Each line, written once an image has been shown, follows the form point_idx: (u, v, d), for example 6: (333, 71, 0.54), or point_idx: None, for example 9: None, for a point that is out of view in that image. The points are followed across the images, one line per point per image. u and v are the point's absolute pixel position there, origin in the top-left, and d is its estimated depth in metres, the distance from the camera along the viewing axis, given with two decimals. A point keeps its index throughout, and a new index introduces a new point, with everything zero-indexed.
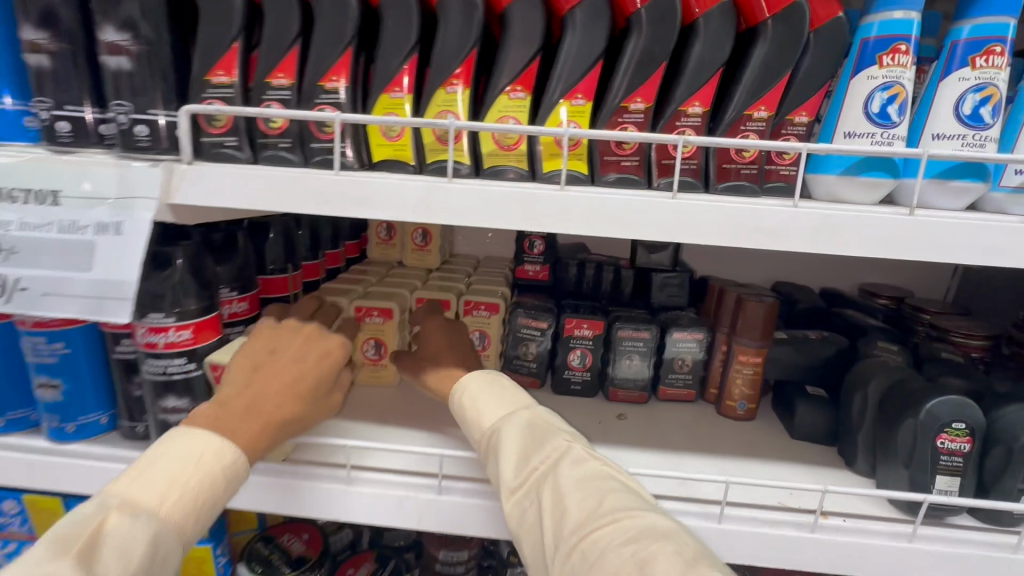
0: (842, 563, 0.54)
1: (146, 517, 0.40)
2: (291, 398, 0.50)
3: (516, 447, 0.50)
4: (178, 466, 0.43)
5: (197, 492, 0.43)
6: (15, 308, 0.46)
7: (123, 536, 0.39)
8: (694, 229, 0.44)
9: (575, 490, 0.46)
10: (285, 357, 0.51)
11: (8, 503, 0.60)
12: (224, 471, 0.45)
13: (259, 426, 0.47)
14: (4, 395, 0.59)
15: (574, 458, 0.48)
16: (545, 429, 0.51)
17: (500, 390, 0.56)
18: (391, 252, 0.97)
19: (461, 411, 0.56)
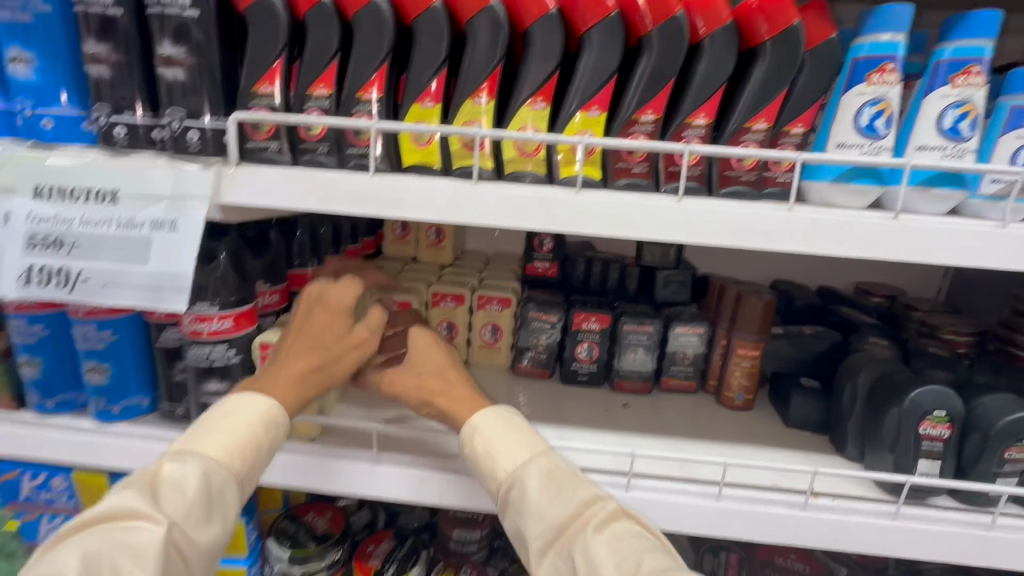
0: (830, 539, 0.58)
1: (195, 459, 0.47)
2: (301, 348, 0.56)
3: (541, 501, 0.49)
4: (220, 419, 0.50)
5: (237, 436, 0.50)
6: (77, 297, 0.50)
7: (177, 473, 0.45)
8: (698, 230, 0.49)
9: (610, 553, 0.45)
10: (295, 319, 0.58)
11: (57, 478, 0.65)
12: (259, 417, 0.51)
13: (279, 378, 0.54)
14: (54, 378, 0.63)
15: (604, 517, 0.48)
16: (569, 477, 0.51)
17: (512, 429, 0.55)
18: (406, 249, 1.02)
19: (476, 457, 0.54)
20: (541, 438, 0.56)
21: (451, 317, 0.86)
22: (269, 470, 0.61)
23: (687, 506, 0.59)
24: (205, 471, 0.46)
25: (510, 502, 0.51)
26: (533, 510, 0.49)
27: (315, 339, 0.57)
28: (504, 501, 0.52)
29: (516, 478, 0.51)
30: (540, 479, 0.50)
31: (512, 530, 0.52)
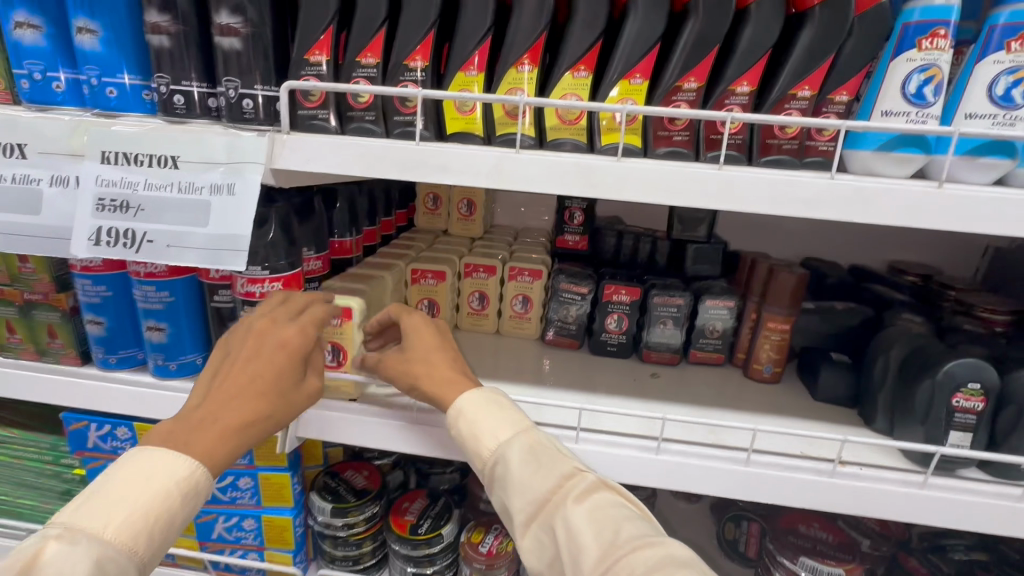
0: (855, 506, 0.60)
1: (88, 542, 0.41)
2: (246, 398, 0.49)
3: (524, 477, 0.51)
4: (127, 486, 0.44)
5: (148, 509, 0.44)
6: (143, 257, 0.54)
7: (61, 560, 0.39)
8: (738, 198, 0.49)
9: (588, 523, 0.47)
10: (240, 357, 0.52)
11: (121, 429, 0.70)
12: (178, 484, 0.45)
13: (214, 432, 0.48)
14: (116, 336, 0.67)
15: (583, 489, 0.50)
16: (550, 456, 0.53)
17: (498, 408, 0.56)
18: (437, 222, 1.04)
19: (462, 436, 0.56)
20: (526, 415, 0.57)
21: (482, 288, 0.88)
22: (315, 426, 0.65)
23: (713, 471, 0.61)
24: (98, 559, 0.41)
25: (495, 478, 0.53)
26: (515, 483, 0.51)
27: (264, 384, 0.50)
28: (490, 478, 0.54)
29: (501, 455, 0.53)
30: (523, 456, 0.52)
31: (497, 503, 0.54)
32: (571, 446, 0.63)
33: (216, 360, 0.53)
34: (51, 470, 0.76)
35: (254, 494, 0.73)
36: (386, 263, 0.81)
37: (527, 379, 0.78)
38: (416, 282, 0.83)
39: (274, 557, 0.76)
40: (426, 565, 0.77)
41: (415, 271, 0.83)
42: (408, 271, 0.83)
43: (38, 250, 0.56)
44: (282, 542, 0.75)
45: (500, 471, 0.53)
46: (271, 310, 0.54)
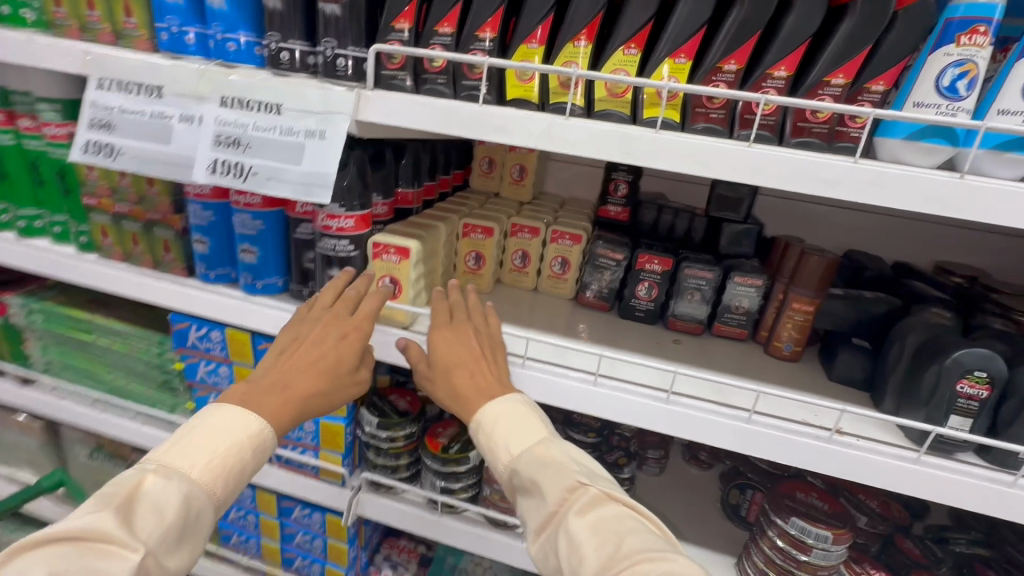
0: (847, 471, 0.65)
1: (179, 478, 0.52)
2: (312, 374, 0.62)
3: (534, 486, 0.58)
4: (209, 436, 0.56)
5: (226, 455, 0.56)
6: (248, 187, 0.65)
7: (158, 492, 0.51)
8: (762, 174, 0.54)
9: (591, 536, 0.52)
10: (308, 341, 0.64)
11: (215, 333, 0.84)
12: (249, 439, 0.57)
13: (283, 398, 0.60)
14: (216, 255, 0.80)
15: (587, 502, 0.55)
16: (558, 464, 0.58)
17: (515, 419, 0.63)
18: (490, 184, 1.12)
19: (483, 446, 0.64)
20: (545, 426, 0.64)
21: (525, 247, 0.97)
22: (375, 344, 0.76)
23: (715, 425, 0.67)
24: (188, 494, 0.52)
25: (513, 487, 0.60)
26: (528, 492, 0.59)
27: (323, 367, 0.63)
28: (509, 485, 0.62)
29: (514, 467, 0.60)
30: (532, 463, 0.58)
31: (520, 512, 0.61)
32: (588, 389, 0.70)
33: (286, 341, 0.65)
34: (156, 363, 0.92)
35: None
36: (441, 215, 0.90)
37: (556, 331, 0.86)
38: (466, 235, 0.92)
39: (327, 457, 0.88)
40: (453, 481, 0.88)
41: (466, 225, 0.92)
42: (460, 224, 0.92)
43: (163, 174, 0.68)
44: (334, 445, 0.87)
45: (517, 478, 0.60)
46: (339, 302, 0.66)
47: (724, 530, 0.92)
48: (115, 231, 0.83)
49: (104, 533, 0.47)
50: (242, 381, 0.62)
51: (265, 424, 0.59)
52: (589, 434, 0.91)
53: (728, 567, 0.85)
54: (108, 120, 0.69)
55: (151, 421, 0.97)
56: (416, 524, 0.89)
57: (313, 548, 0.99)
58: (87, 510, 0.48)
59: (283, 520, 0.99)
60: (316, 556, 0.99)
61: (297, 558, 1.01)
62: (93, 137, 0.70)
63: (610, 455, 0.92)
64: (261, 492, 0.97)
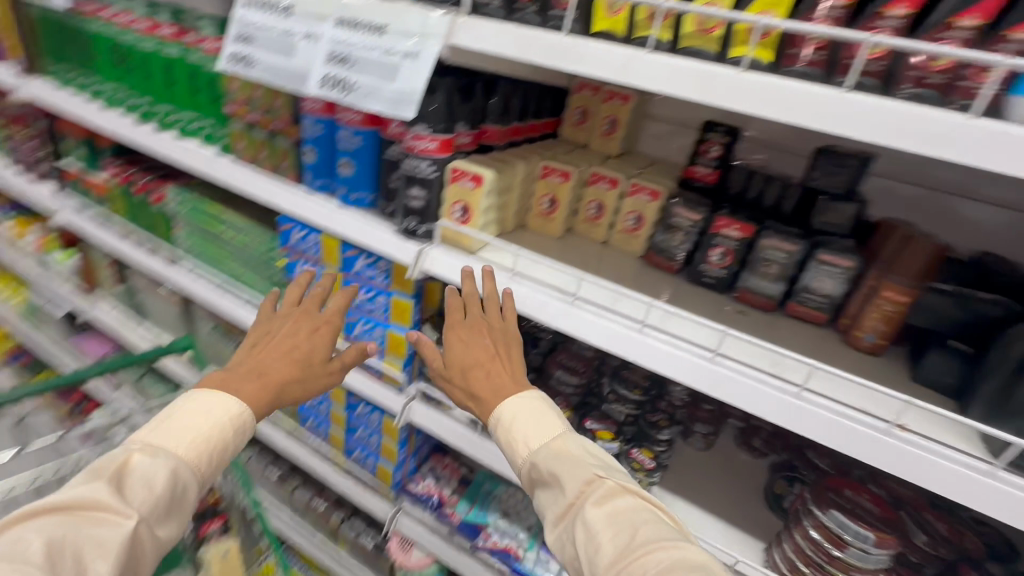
0: (901, 469, 0.59)
1: (166, 455, 0.59)
2: (285, 361, 0.73)
3: (551, 476, 0.64)
4: (193, 418, 0.63)
5: (210, 434, 0.63)
6: (349, 101, 0.72)
7: (147, 468, 0.57)
8: (853, 124, 0.50)
9: (607, 526, 0.57)
10: (279, 335, 0.76)
11: (313, 237, 0.96)
12: (231, 421, 0.65)
13: (261, 381, 0.69)
14: (321, 167, 0.91)
15: (604, 494, 0.60)
16: (572, 458, 0.64)
17: (535, 414, 0.69)
18: (580, 135, 1.11)
19: (503, 438, 0.70)
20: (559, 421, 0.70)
21: (601, 198, 0.97)
22: (441, 264, 0.82)
23: (760, 393, 0.65)
24: (175, 470, 0.59)
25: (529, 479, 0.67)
26: (547, 483, 0.65)
27: (295, 357, 0.74)
28: (527, 478, 0.68)
29: (531, 461, 0.67)
30: (551, 457, 0.65)
31: (539, 507, 0.66)
32: (633, 335, 0.71)
33: (258, 337, 0.76)
34: (266, 257, 1.08)
35: (384, 310, 0.95)
36: (522, 156, 0.93)
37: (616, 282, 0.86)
38: (543, 178, 0.94)
39: (390, 364, 0.99)
40: None
41: (545, 168, 0.94)
42: (539, 167, 0.94)
43: (283, 84, 0.77)
44: (397, 354, 0.97)
45: (535, 474, 0.66)
46: (304, 302, 0.78)
47: (762, 516, 0.88)
48: (246, 137, 0.98)
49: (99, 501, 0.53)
50: (217, 372, 0.71)
51: (244, 407, 0.67)
52: (635, 390, 0.91)
53: (755, 550, 0.82)
54: (249, 34, 0.80)
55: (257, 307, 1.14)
56: (460, 440, 0.95)
57: (370, 444, 1.12)
58: (83, 484, 0.54)
59: (348, 414, 1.12)
60: (371, 451, 1.13)
61: (356, 450, 1.16)
62: (236, 50, 0.82)
63: (652, 415, 0.92)
64: (333, 386, 1.11)
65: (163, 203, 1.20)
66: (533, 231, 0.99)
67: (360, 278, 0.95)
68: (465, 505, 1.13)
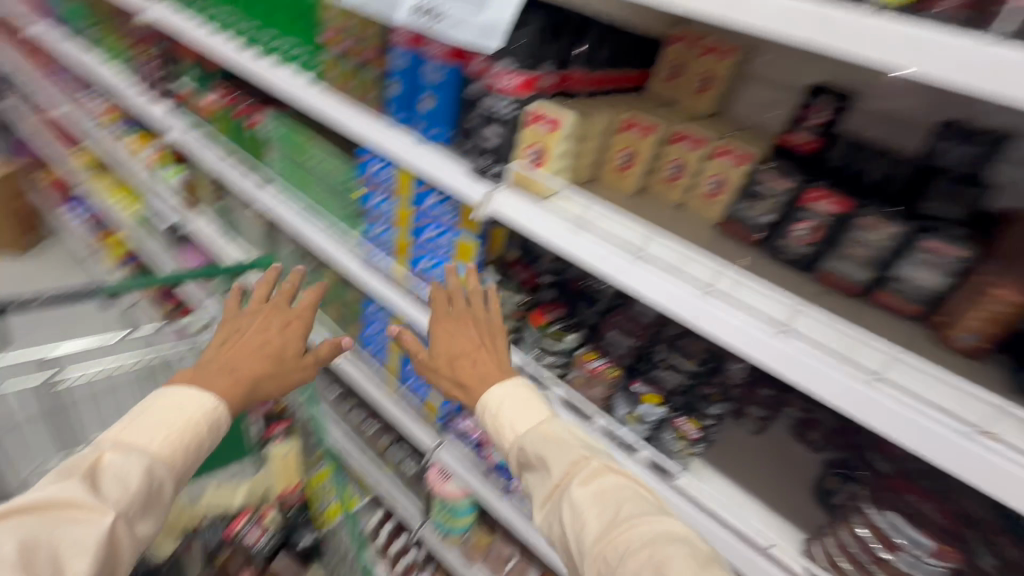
0: (985, 482, 0.52)
1: (138, 453, 0.67)
2: (257, 357, 0.85)
3: (537, 457, 0.77)
4: (166, 415, 0.73)
5: (182, 430, 0.73)
6: (436, 30, 0.71)
7: (121, 465, 0.65)
8: (996, 85, 0.42)
9: (592, 502, 0.69)
10: (249, 333, 0.88)
11: (390, 170, 0.99)
12: (205, 416, 0.76)
13: (233, 378, 0.81)
14: (403, 100, 0.92)
15: (592, 473, 0.73)
16: (558, 443, 0.77)
17: (521, 401, 0.83)
18: (673, 92, 1.01)
19: (494, 423, 0.84)
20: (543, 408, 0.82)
21: (683, 157, 0.91)
22: (506, 205, 0.81)
23: (826, 375, 0.60)
24: (148, 468, 0.67)
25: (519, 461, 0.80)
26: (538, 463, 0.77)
27: (267, 353, 0.87)
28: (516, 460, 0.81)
29: (519, 443, 0.81)
30: (539, 440, 0.78)
31: (531, 489, 0.79)
32: (695, 299, 0.68)
33: (227, 335, 0.87)
34: (345, 186, 1.13)
35: (449, 248, 0.97)
36: (604, 106, 0.90)
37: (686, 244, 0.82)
38: (621, 131, 0.91)
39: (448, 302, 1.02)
40: (545, 357, 0.94)
41: (625, 120, 0.90)
42: (619, 119, 0.90)
43: (374, 10, 0.78)
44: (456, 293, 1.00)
45: (525, 455, 0.79)
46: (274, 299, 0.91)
47: (806, 508, 0.84)
48: (337, 66, 1.01)
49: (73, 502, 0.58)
50: (190, 368, 0.82)
51: (220, 399, 0.79)
52: (689, 360, 0.88)
53: (794, 538, 0.78)
54: None
55: (331, 233, 1.20)
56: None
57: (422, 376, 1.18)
58: (57, 485, 0.59)
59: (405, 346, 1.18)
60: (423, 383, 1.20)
61: (409, 381, 1.22)
62: None
63: (704, 388, 0.89)
64: (393, 318, 1.17)
65: (259, 127, 1.28)
66: (605, 187, 0.96)
67: (429, 214, 0.97)
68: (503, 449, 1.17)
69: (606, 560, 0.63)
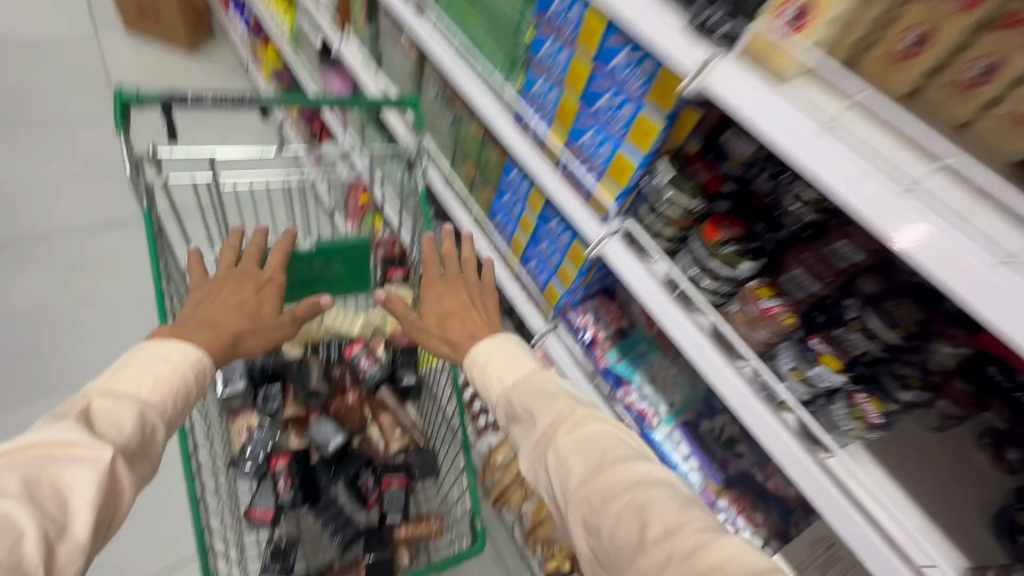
0: None
1: (129, 399, 0.76)
2: (235, 314, 1.01)
3: (530, 404, 0.94)
4: (155, 368, 0.82)
5: (166, 381, 0.82)
6: None
7: (115, 410, 0.74)
8: None
9: (578, 449, 0.86)
10: (225, 294, 1.03)
11: (576, 11, 0.82)
12: (190, 369, 0.86)
13: (211, 331, 0.95)
14: None
15: (578, 426, 0.88)
16: (543, 394, 0.96)
17: (512, 354, 1.03)
18: None
19: (481, 378, 1.03)
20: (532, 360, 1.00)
21: None
22: (729, 85, 0.62)
23: None
24: (140, 412, 0.76)
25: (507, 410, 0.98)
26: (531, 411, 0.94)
27: (244, 311, 1.03)
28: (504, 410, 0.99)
29: (506, 394, 0.98)
30: (525, 393, 0.96)
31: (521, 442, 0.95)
32: (981, 267, 0.48)
33: (203, 298, 1.02)
34: (515, 25, 0.97)
35: (625, 125, 0.81)
36: None
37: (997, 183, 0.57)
38: None
39: (604, 189, 0.88)
40: (704, 278, 0.80)
41: None
42: None
43: None
44: (618, 180, 0.85)
45: (512, 406, 0.97)
46: (244, 265, 1.05)
47: (975, 534, 0.70)
48: None
49: (71, 446, 0.66)
50: (169, 327, 0.94)
51: (199, 352, 0.90)
52: (895, 332, 0.70)
53: (950, 565, 0.67)
54: None
55: (483, 80, 1.06)
56: (647, 294, 0.86)
57: (548, 262, 1.09)
58: (56, 427, 0.68)
59: (538, 227, 1.08)
60: (547, 267, 1.10)
61: (532, 262, 1.14)
62: None
63: (901, 367, 0.71)
64: (532, 194, 1.06)
65: None
66: None
67: (612, 77, 0.80)
68: (615, 356, 1.11)
69: (590, 503, 0.80)
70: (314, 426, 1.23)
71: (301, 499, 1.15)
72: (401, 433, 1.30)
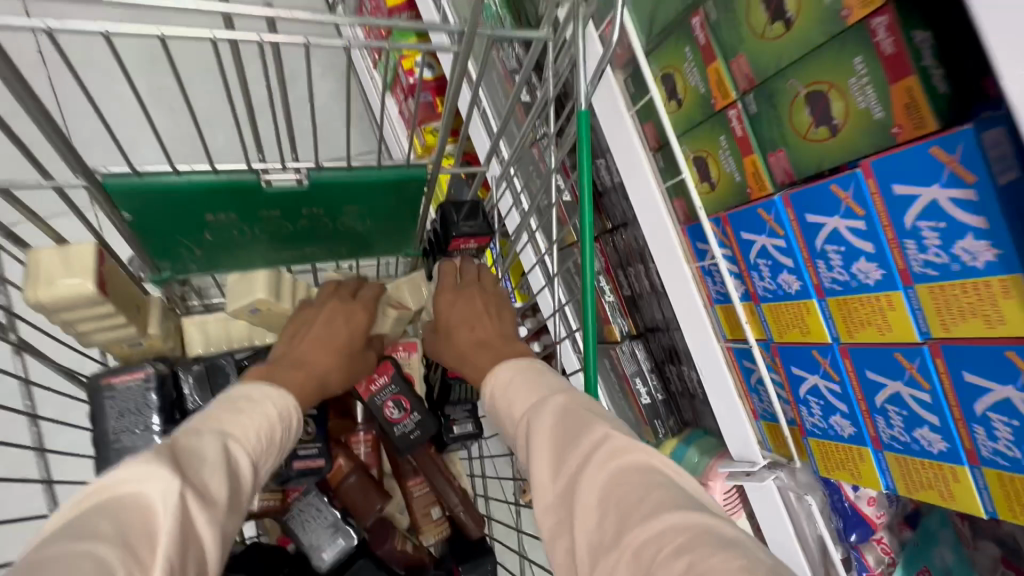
0: None
1: (214, 435, 0.37)
2: (326, 349, 0.59)
3: (547, 438, 0.39)
4: (258, 417, 0.42)
5: (271, 428, 0.43)
6: None
7: (199, 445, 0.35)
8: None
9: (609, 494, 0.33)
10: (316, 322, 0.62)
11: None
12: (279, 416, 0.44)
13: (303, 376, 0.54)
14: None
15: (612, 450, 0.35)
16: (576, 412, 0.40)
17: (532, 374, 0.46)
18: None
19: (494, 411, 0.47)
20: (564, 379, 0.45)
21: None
22: None
23: None
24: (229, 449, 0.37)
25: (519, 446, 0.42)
26: (535, 447, 0.39)
27: (322, 339, 0.60)
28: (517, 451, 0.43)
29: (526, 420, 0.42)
30: (547, 420, 0.40)
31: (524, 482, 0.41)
32: None
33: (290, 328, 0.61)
34: None
35: None
36: None
37: None
38: None
39: None
40: None
41: None
42: None
43: None
44: None
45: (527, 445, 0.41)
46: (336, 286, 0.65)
47: None
48: None
49: (153, 472, 0.30)
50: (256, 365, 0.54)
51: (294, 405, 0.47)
52: None
53: None
54: None
55: None
56: None
57: (878, 417, 0.46)
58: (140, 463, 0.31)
59: (914, 353, 0.42)
60: (854, 407, 0.48)
61: (813, 374, 0.50)
62: None
63: None
64: (953, 283, 0.38)
65: None
66: None
67: None
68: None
69: None
70: (296, 515, 0.67)
71: (291, 562, 0.67)
72: (441, 515, 0.75)
